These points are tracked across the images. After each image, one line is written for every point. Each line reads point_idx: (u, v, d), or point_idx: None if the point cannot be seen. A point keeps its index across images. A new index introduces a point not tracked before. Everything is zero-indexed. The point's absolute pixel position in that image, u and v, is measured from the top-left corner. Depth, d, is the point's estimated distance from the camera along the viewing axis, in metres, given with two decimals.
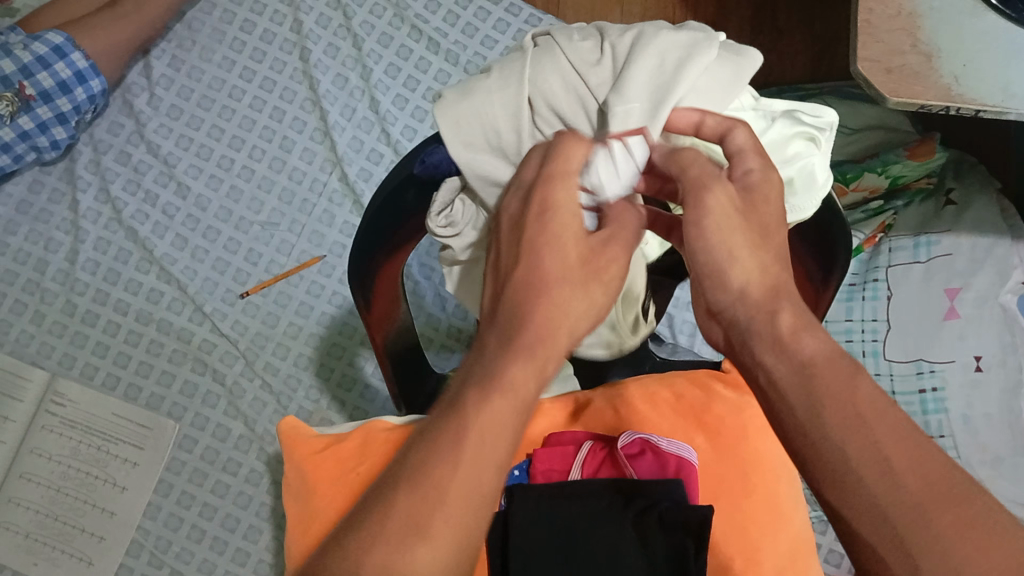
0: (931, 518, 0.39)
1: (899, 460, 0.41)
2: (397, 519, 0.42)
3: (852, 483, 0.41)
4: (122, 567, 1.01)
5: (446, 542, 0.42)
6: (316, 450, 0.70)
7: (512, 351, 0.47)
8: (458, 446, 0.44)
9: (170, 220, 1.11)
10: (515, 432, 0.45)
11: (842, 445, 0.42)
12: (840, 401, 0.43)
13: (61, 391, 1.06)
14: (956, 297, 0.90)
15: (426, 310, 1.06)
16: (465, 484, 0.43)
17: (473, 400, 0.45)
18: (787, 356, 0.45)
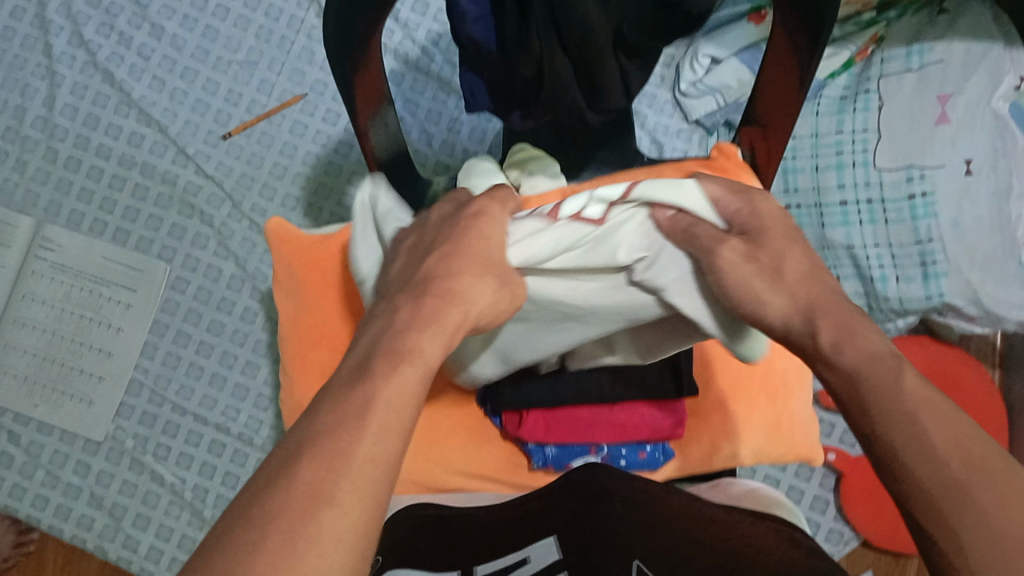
0: (949, 462, 0.40)
1: (946, 445, 0.41)
2: (299, 486, 0.38)
3: (908, 476, 0.41)
4: (123, 405, 1.03)
5: (360, 501, 0.38)
6: (302, 246, 0.72)
7: (423, 325, 0.47)
8: (368, 409, 0.41)
9: (146, 62, 1.08)
10: (415, 414, 0.43)
11: (899, 445, 0.42)
12: (878, 376, 0.46)
13: (49, 237, 1.06)
14: (948, 103, 0.88)
15: (412, 146, 1.03)
16: (370, 451, 0.40)
17: (375, 373, 0.43)
18: (836, 369, 0.48)
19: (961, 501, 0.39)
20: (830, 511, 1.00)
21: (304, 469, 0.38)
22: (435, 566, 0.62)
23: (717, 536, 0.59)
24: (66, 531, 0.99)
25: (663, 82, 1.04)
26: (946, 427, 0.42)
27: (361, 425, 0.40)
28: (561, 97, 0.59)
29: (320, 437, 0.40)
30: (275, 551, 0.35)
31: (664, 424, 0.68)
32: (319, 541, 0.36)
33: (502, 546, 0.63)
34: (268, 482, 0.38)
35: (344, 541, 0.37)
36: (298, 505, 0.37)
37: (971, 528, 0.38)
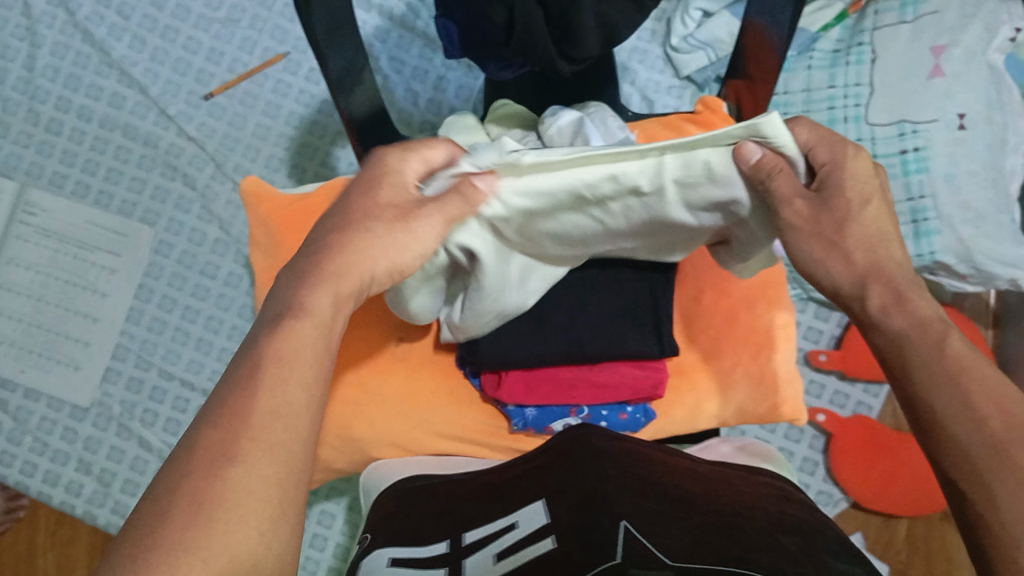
0: (991, 424, 0.48)
1: (986, 410, 0.48)
2: (203, 448, 0.42)
3: (947, 432, 0.49)
4: (110, 370, 1.02)
5: (265, 456, 0.42)
6: (278, 207, 0.76)
7: (319, 279, 0.50)
8: (259, 369, 0.45)
9: (126, 21, 1.06)
10: (318, 352, 0.47)
11: (944, 405, 0.49)
12: (925, 340, 0.51)
13: (33, 201, 1.05)
14: (943, 54, 0.86)
15: (397, 104, 1.01)
16: (272, 401, 0.44)
17: (274, 329, 0.47)
18: (907, 313, 0.52)
19: (998, 463, 0.47)
20: (819, 472, 0.99)
21: (207, 434, 0.42)
22: (425, 540, 0.59)
23: (712, 501, 0.57)
24: (55, 497, 0.99)
25: (653, 37, 1.02)
26: (988, 394, 0.49)
27: (255, 387, 0.44)
28: (533, 41, 0.61)
29: (221, 405, 0.44)
30: (184, 515, 0.39)
31: (645, 385, 0.68)
32: (228, 502, 0.40)
33: (487, 514, 0.60)
34: (180, 452, 0.42)
35: (251, 494, 0.41)
36: (210, 467, 0.41)
37: (1002, 482, 0.46)
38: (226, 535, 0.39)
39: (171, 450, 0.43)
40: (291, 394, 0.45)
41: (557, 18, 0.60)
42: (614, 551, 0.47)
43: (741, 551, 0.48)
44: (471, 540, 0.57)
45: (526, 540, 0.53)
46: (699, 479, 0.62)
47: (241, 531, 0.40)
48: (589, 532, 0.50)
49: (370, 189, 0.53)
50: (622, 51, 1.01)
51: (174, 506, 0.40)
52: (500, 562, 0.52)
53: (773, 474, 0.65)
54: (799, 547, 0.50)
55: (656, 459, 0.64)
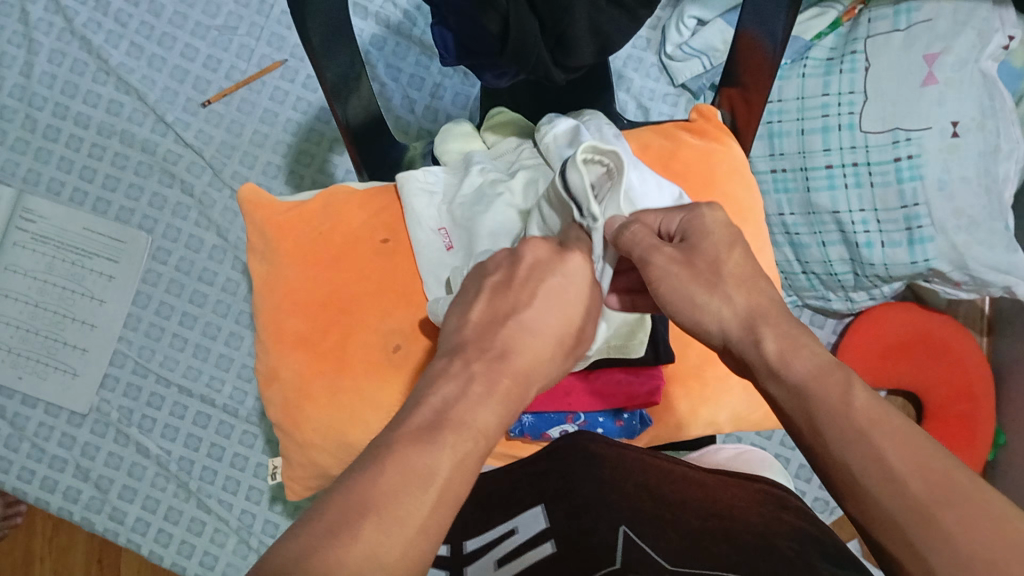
0: (909, 483, 0.40)
1: (903, 467, 0.41)
2: (360, 547, 0.37)
3: (867, 496, 0.42)
4: (108, 376, 1.02)
5: (412, 567, 0.39)
6: (274, 213, 0.76)
7: (494, 391, 0.47)
8: (432, 480, 0.41)
9: (123, 28, 1.07)
10: (474, 473, 0.44)
11: (852, 467, 0.43)
12: (825, 388, 0.46)
13: (30, 207, 1.05)
14: (935, 63, 0.86)
15: (393, 112, 1.01)
16: (432, 515, 0.40)
17: (446, 437, 0.43)
18: (783, 382, 0.48)
19: (927, 527, 0.39)
20: (815, 478, 0.99)
21: (366, 528, 0.38)
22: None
23: (707, 504, 0.58)
24: (52, 504, 0.99)
25: (649, 45, 1.03)
26: (908, 448, 0.42)
27: (407, 478, 0.40)
28: (527, 49, 0.62)
29: (383, 494, 0.39)
30: None
31: (640, 391, 0.69)
32: None
33: (488, 520, 0.60)
34: (328, 528, 0.37)
35: None
36: (337, 539, 0.37)
37: (933, 549, 0.38)
38: None
39: (315, 523, 0.38)
40: (437, 511, 0.41)
41: (552, 26, 0.60)
42: (612, 555, 0.48)
43: (734, 555, 0.49)
44: (471, 548, 0.57)
45: (524, 543, 0.53)
46: (695, 486, 0.62)
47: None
48: (587, 536, 0.51)
49: (550, 300, 0.54)
50: (617, 59, 1.02)
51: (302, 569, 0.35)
52: (501, 567, 0.52)
53: (771, 480, 0.64)
54: (796, 552, 0.50)
55: (652, 466, 0.64)
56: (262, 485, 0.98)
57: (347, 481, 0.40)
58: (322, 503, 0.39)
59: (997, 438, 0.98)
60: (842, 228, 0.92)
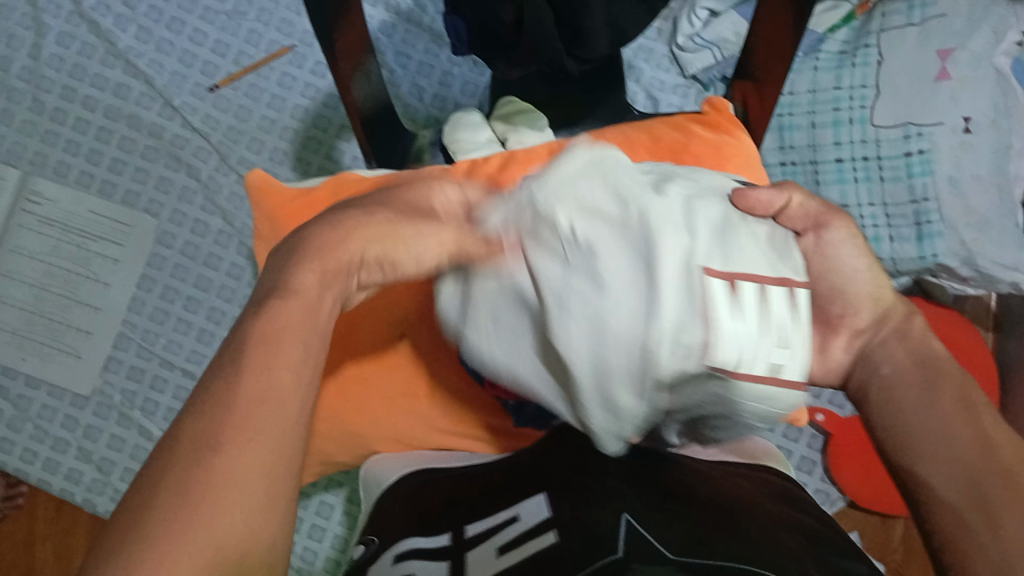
0: (997, 449, 0.48)
1: (990, 437, 0.49)
2: (184, 441, 0.37)
3: (944, 439, 0.50)
4: (111, 359, 1.02)
5: (259, 442, 0.38)
6: (284, 199, 0.77)
7: (312, 257, 0.47)
8: (267, 332, 0.42)
9: (133, 12, 1.06)
10: (311, 333, 0.44)
11: (946, 419, 0.50)
12: (947, 374, 0.54)
13: (37, 189, 1.05)
14: (949, 58, 0.86)
15: (402, 100, 1.01)
16: (274, 383, 0.40)
17: (289, 282, 0.45)
18: (910, 350, 0.56)
19: (998, 472, 0.47)
20: (817, 471, 0.99)
21: (191, 422, 0.38)
22: (426, 532, 0.59)
23: (709, 495, 0.57)
24: (54, 485, 0.99)
25: (659, 36, 1.02)
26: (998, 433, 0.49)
27: (239, 369, 0.40)
28: (543, 42, 0.61)
29: (209, 397, 0.39)
30: (174, 506, 0.35)
31: None
32: (220, 481, 0.36)
33: (485, 509, 0.60)
34: (163, 448, 0.37)
35: (246, 473, 0.37)
36: (193, 456, 0.36)
37: (996, 494, 0.45)
38: (219, 520, 0.35)
39: (152, 452, 0.37)
40: (279, 375, 0.40)
41: (569, 18, 0.60)
42: (616, 544, 0.47)
43: (738, 545, 0.48)
44: (474, 532, 0.56)
45: (526, 532, 0.53)
46: (701, 478, 0.61)
47: (239, 512, 0.36)
48: (591, 527, 0.50)
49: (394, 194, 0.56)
50: (627, 50, 1.01)
51: (159, 500, 0.35)
52: (503, 556, 0.51)
53: (778, 474, 0.65)
54: (801, 545, 0.50)
55: (654, 456, 0.63)
56: None
57: (204, 383, 0.40)
58: (165, 434, 0.38)
59: None
60: (851, 222, 0.90)
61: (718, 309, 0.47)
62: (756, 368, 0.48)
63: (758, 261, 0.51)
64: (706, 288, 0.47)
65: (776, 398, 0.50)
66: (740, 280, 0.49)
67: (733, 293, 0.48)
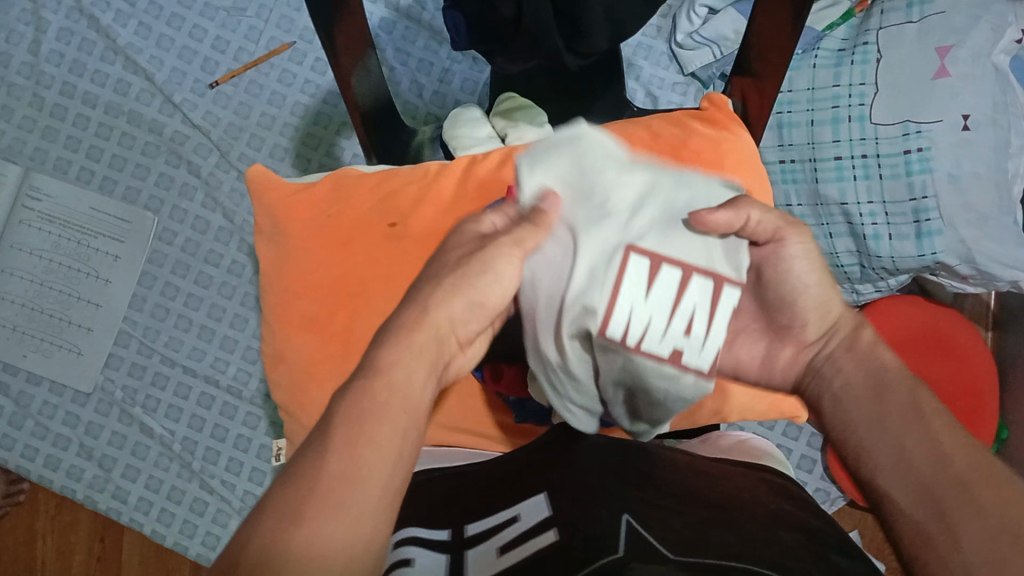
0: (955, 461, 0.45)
1: (947, 448, 0.46)
2: (273, 512, 0.38)
3: (902, 465, 0.47)
4: (112, 356, 1.02)
5: (350, 521, 0.38)
6: (284, 194, 0.77)
7: (398, 336, 0.46)
8: (369, 408, 0.42)
9: (132, 8, 1.06)
10: (410, 414, 0.43)
11: (904, 439, 0.48)
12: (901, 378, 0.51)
13: (38, 185, 1.05)
14: (948, 56, 0.86)
15: (402, 96, 1.01)
16: (368, 459, 0.40)
17: (387, 354, 0.45)
18: (864, 361, 0.53)
19: (960, 491, 0.44)
20: (817, 469, 1.00)
21: (276, 493, 0.39)
22: (427, 524, 0.59)
23: (708, 493, 0.57)
24: (55, 482, 1.00)
25: (659, 32, 1.02)
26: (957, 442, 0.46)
27: (326, 444, 0.40)
28: (543, 35, 0.61)
29: (303, 468, 0.39)
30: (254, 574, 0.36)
31: None
32: (306, 554, 0.36)
33: (485, 508, 0.60)
34: (250, 520, 0.38)
35: (331, 554, 0.37)
36: (272, 528, 0.37)
37: (958, 520, 0.43)
38: None
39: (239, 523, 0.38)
40: (369, 452, 0.40)
41: (567, 13, 0.60)
42: (616, 544, 0.47)
43: (736, 544, 0.48)
44: (473, 532, 0.56)
45: (525, 531, 0.53)
46: (699, 475, 0.62)
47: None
48: (590, 526, 0.50)
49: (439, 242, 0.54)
50: (626, 47, 1.01)
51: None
52: (504, 555, 0.51)
53: (777, 472, 0.66)
54: (800, 543, 0.50)
55: (653, 454, 0.64)
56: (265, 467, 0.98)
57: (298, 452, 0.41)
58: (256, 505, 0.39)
59: (1000, 434, 0.98)
60: (849, 220, 0.91)
61: (627, 292, 0.51)
62: (656, 348, 0.51)
63: (694, 248, 0.52)
64: (623, 265, 0.51)
65: (679, 380, 0.52)
66: (662, 265, 0.51)
67: (648, 285, 0.51)
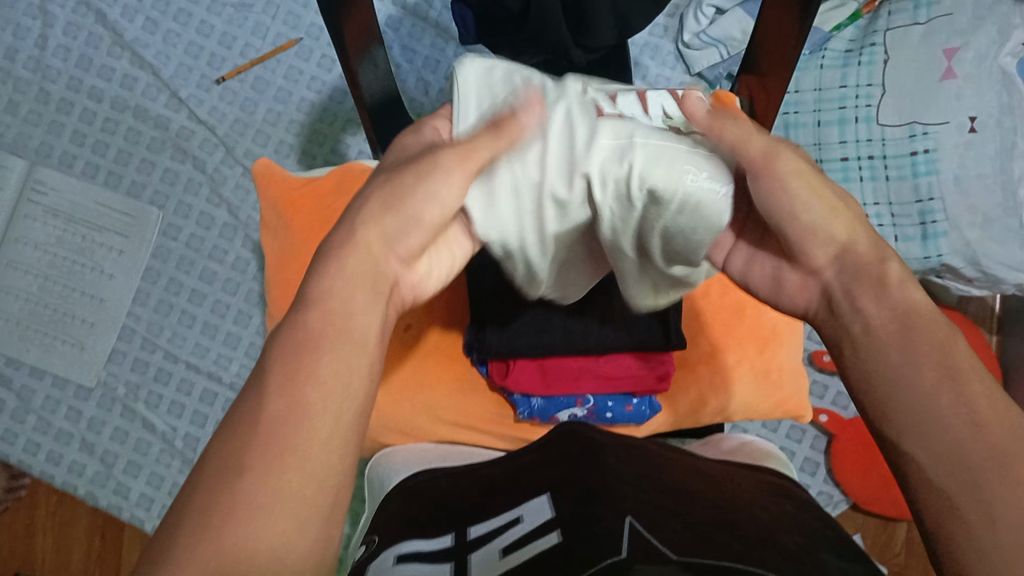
0: (990, 435, 0.41)
1: (986, 418, 0.42)
2: (217, 466, 0.37)
3: (930, 427, 0.43)
4: (115, 351, 1.02)
5: (292, 467, 0.37)
6: (289, 190, 0.77)
7: (344, 264, 0.45)
8: (316, 347, 0.41)
9: (139, 3, 1.07)
10: (358, 348, 0.42)
11: (933, 398, 0.43)
12: (926, 327, 0.46)
13: (42, 179, 1.05)
14: (955, 57, 0.86)
15: (408, 94, 1.01)
16: (314, 400, 0.39)
17: (333, 286, 0.44)
18: (881, 307, 0.48)
19: (999, 470, 0.40)
20: (820, 472, 0.99)
21: (221, 449, 0.38)
22: (426, 534, 0.58)
23: (710, 496, 0.57)
24: (57, 477, 0.99)
25: (666, 32, 1.02)
26: (994, 409, 0.42)
27: (266, 393, 0.39)
28: (550, 30, 0.61)
29: (246, 417, 0.38)
30: (196, 527, 0.35)
31: (649, 377, 0.69)
32: (246, 504, 0.36)
33: (489, 510, 0.60)
34: (195, 476, 0.38)
35: (274, 504, 0.36)
36: (218, 487, 0.36)
37: (997, 495, 0.39)
38: (246, 542, 0.35)
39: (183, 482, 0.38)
40: (313, 395, 0.39)
41: (574, 5, 0.60)
42: (618, 544, 0.47)
43: (740, 547, 0.48)
44: (474, 535, 0.56)
45: (527, 532, 0.53)
46: (702, 478, 0.61)
47: (263, 532, 0.35)
48: (592, 525, 0.50)
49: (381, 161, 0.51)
50: (633, 46, 1.02)
51: (177, 539, 0.35)
52: (506, 556, 0.51)
53: (778, 473, 0.66)
54: (800, 547, 0.50)
55: (656, 456, 0.64)
56: None
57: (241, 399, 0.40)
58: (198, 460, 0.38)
59: None
60: None
61: (604, 108, 0.52)
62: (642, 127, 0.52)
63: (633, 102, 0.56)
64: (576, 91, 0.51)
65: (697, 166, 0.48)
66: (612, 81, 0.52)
67: (614, 103, 0.55)
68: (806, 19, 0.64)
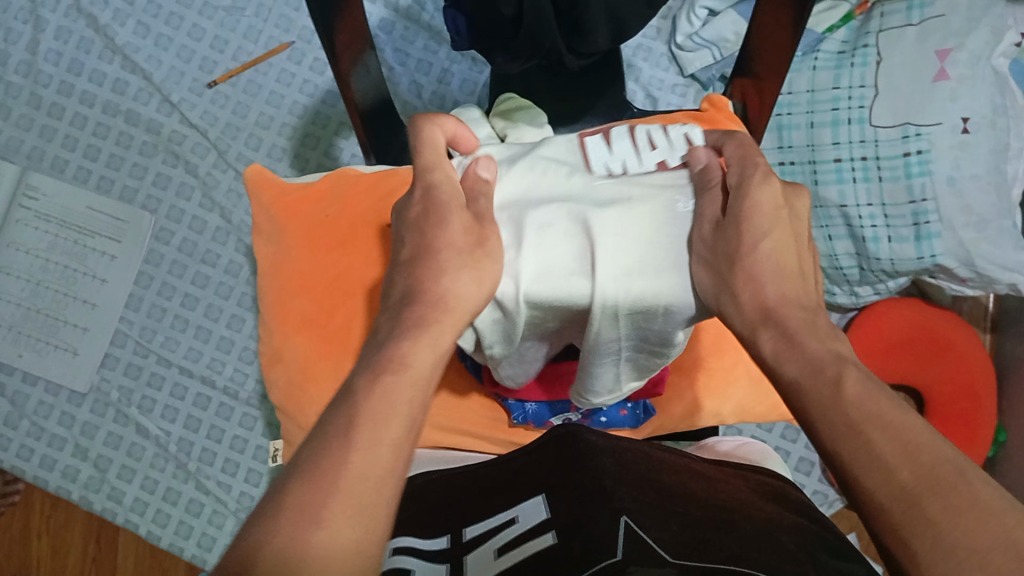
0: (899, 471, 0.36)
1: (894, 455, 0.37)
2: (296, 500, 0.37)
3: (848, 477, 0.38)
4: (108, 356, 1.02)
5: (366, 511, 0.38)
6: (281, 194, 0.77)
7: (415, 327, 0.47)
8: (390, 395, 0.42)
9: (131, 7, 1.06)
10: (422, 406, 0.44)
11: (842, 455, 0.39)
12: (818, 380, 0.43)
13: (34, 184, 1.05)
14: (947, 58, 0.86)
15: (400, 97, 1.01)
16: (389, 449, 0.41)
17: (404, 343, 0.46)
18: (792, 359, 0.46)
19: (908, 514, 0.35)
20: (815, 472, 0.99)
21: (298, 483, 0.38)
22: (422, 535, 0.58)
23: (712, 497, 0.58)
24: (51, 482, 0.99)
25: (659, 34, 1.02)
26: (899, 439, 0.38)
27: (349, 444, 0.39)
28: (543, 36, 0.61)
29: (322, 454, 0.39)
30: (275, 558, 0.35)
31: (644, 381, 0.68)
32: (327, 541, 0.36)
33: (489, 510, 0.60)
34: (267, 505, 0.38)
35: (348, 547, 0.37)
36: (297, 521, 0.37)
37: (913, 533, 0.34)
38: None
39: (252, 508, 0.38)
40: (390, 442, 0.41)
41: (566, 10, 0.60)
42: (614, 544, 0.47)
43: (734, 548, 0.48)
44: (471, 536, 0.56)
45: (526, 532, 0.53)
46: (703, 479, 0.62)
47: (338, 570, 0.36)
48: (591, 524, 0.50)
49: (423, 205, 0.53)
50: (626, 48, 1.01)
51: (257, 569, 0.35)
52: (503, 556, 0.51)
53: (773, 473, 0.65)
54: (796, 546, 0.50)
55: (658, 458, 0.64)
56: (261, 468, 0.98)
57: (312, 437, 0.41)
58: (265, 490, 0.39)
59: (997, 436, 0.98)
60: (849, 223, 0.91)
61: (596, 153, 0.57)
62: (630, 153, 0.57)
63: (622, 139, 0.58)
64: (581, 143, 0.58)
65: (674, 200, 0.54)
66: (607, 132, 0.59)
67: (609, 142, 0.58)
68: (799, 25, 0.64)
